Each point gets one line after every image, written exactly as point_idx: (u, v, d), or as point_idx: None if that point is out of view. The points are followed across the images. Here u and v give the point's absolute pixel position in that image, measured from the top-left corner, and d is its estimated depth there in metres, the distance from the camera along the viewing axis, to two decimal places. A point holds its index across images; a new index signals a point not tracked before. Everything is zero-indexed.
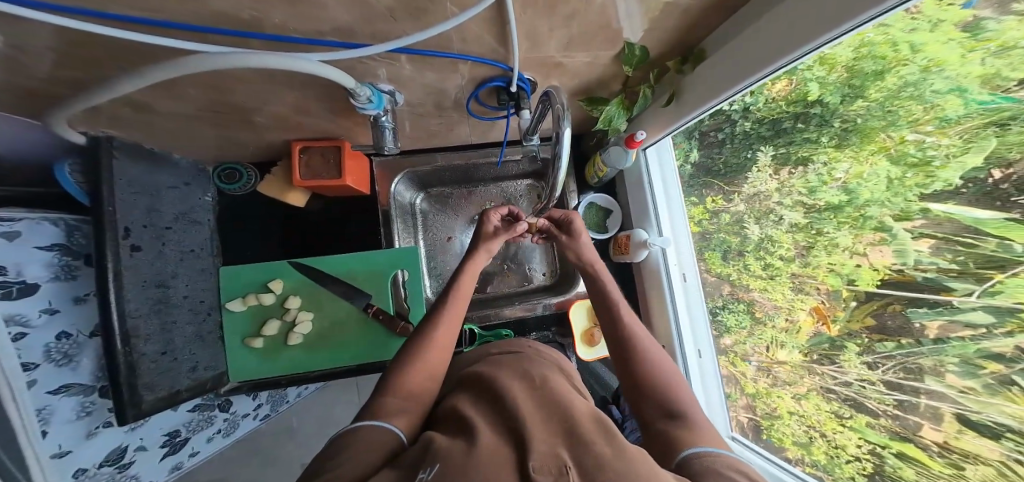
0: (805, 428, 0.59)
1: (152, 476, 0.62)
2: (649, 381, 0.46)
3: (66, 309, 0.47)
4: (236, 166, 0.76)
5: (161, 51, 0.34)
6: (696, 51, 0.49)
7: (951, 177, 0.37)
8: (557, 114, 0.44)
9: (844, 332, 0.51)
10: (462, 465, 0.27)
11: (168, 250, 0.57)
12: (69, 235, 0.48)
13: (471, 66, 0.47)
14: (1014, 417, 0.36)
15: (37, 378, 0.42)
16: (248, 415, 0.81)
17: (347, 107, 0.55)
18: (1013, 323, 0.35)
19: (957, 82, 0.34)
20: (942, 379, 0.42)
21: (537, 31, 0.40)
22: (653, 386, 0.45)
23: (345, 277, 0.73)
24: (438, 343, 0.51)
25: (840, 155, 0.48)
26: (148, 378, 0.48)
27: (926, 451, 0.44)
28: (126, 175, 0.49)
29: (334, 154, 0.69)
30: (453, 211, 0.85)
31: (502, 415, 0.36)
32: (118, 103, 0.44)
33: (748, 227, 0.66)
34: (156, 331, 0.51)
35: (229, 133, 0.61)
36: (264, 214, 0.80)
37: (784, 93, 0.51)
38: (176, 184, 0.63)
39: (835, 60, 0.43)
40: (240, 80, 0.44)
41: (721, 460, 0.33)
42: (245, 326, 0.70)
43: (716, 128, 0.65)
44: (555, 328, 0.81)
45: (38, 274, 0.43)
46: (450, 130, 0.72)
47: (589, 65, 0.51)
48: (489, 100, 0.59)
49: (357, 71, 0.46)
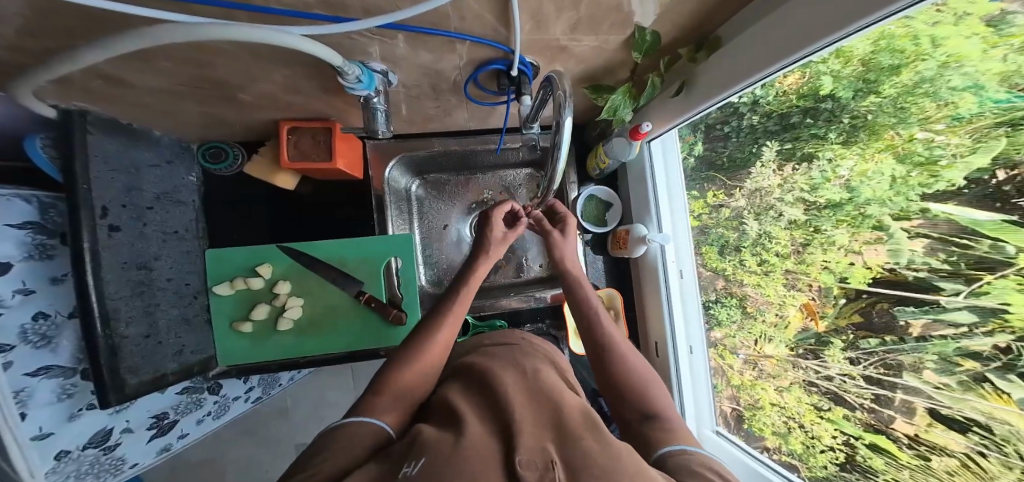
0: (784, 419, 0.60)
1: (139, 457, 0.62)
2: (625, 384, 0.46)
3: (43, 290, 0.45)
4: (223, 144, 0.73)
5: (129, 20, 0.32)
6: (712, 39, 0.46)
7: (954, 178, 0.36)
8: (559, 101, 0.41)
9: (831, 328, 0.51)
10: (448, 460, 0.26)
11: (150, 231, 0.55)
12: (43, 213, 0.46)
13: (470, 47, 0.44)
14: (984, 413, 0.37)
15: (13, 359, 0.41)
16: (239, 397, 0.79)
17: (337, 87, 0.52)
18: (995, 323, 0.35)
19: (975, 78, 0.33)
20: (919, 375, 0.43)
21: (542, 11, 0.37)
22: (629, 388, 0.45)
23: (337, 263, 0.71)
24: (438, 346, 0.49)
25: (847, 152, 0.47)
26: (131, 362, 0.47)
27: (896, 444, 0.46)
28: (103, 151, 0.46)
29: (325, 135, 0.66)
30: (451, 198, 0.82)
31: (491, 410, 0.35)
32: (90, 74, 0.41)
33: (747, 223, 0.64)
34: (139, 314, 0.49)
35: (214, 109, 0.58)
36: (252, 195, 0.77)
37: (796, 87, 0.48)
38: (158, 162, 0.60)
39: (851, 53, 0.39)
40: (220, 55, 0.41)
41: (693, 458, 0.34)
42: (233, 310, 0.69)
43: (723, 122, 0.63)
44: (551, 320, 0.81)
45: (10, 252, 0.42)
46: (447, 115, 0.69)
47: (596, 49, 0.48)
48: (489, 83, 0.57)
49: (346, 48, 0.43)
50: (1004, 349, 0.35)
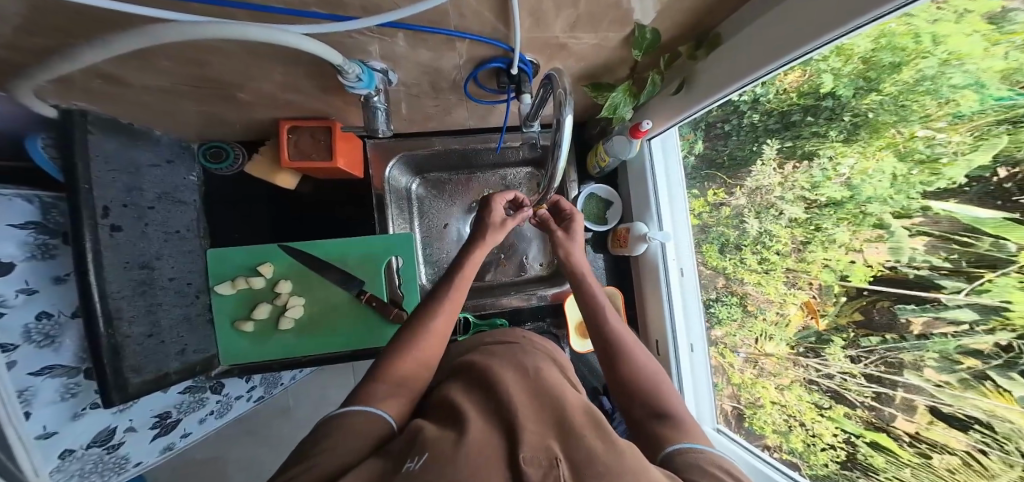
0: (785, 418, 0.60)
1: (143, 455, 0.62)
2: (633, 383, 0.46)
3: (45, 289, 0.45)
4: (223, 144, 0.73)
5: (128, 19, 0.32)
6: (712, 36, 0.46)
7: (956, 175, 0.36)
8: (560, 99, 0.41)
9: (832, 326, 0.51)
10: (450, 457, 0.27)
11: (151, 231, 0.55)
12: (45, 213, 0.46)
13: (470, 45, 0.44)
14: (985, 410, 0.37)
15: (16, 359, 0.42)
16: (241, 396, 0.79)
17: (337, 86, 0.52)
18: (997, 321, 0.35)
19: (977, 76, 0.32)
20: (920, 373, 0.43)
21: (542, 9, 0.37)
22: (636, 387, 0.45)
23: (337, 261, 0.71)
24: (434, 334, 0.49)
25: (848, 150, 0.47)
26: (134, 361, 0.47)
27: (898, 442, 0.46)
28: (103, 152, 0.46)
29: (325, 134, 0.66)
30: (451, 197, 0.82)
31: (493, 407, 0.35)
32: (89, 74, 0.41)
33: (748, 221, 0.64)
34: (142, 313, 0.50)
35: (214, 109, 0.58)
36: (253, 195, 0.77)
37: (796, 85, 0.48)
38: (158, 162, 0.60)
39: (852, 51, 0.39)
40: (220, 54, 0.41)
41: (703, 456, 0.35)
42: (235, 310, 0.69)
43: (723, 120, 0.63)
44: (551, 319, 0.81)
45: (13, 252, 0.42)
46: (447, 114, 0.69)
47: (596, 47, 0.48)
48: (489, 82, 0.57)
49: (346, 47, 0.43)
50: (1006, 346, 0.35)
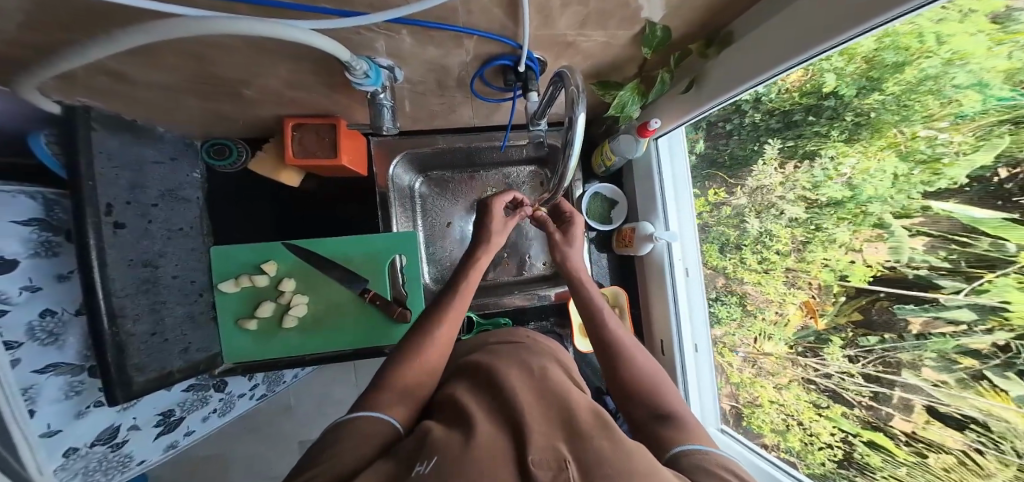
0: (784, 417, 0.61)
1: (147, 453, 0.62)
2: (636, 385, 0.46)
3: (49, 287, 0.45)
4: (227, 141, 0.72)
5: (136, 14, 0.31)
6: (723, 34, 0.46)
7: (957, 175, 0.36)
8: (572, 97, 0.41)
9: (831, 325, 0.51)
10: (460, 459, 0.27)
11: (154, 228, 0.55)
12: (48, 210, 0.46)
13: (477, 42, 0.44)
14: (982, 410, 0.37)
15: (21, 357, 0.41)
16: (243, 395, 0.79)
17: (343, 83, 0.52)
18: (994, 321, 0.35)
19: (980, 76, 0.33)
20: (918, 373, 0.43)
21: (549, 6, 0.37)
22: (640, 388, 0.45)
23: (342, 260, 0.71)
24: (439, 340, 0.49)
25: (849, 150, 0.47)
26: (138, 359, 0.47)
27: (894, 440, 0.46)
28: (107, 148, 0.46)
29: (329, 132, 0.66)
30: (453, 196, 0.82)
31: (499, 408, 0.35)
32: (94, 70, 0.41)
33: (748, 221, 0.64)
34: (146, 311, 0.49)
35: (216, 105, 0.57)
36: (253, 193, 0.77)
37: (798, 84, 0.48)
38: (162, 159, 0.60)
39: (856, 50, 0.39)
40: (224, 50, 0.41)
41: (709, 457, 0.35)
42: (239, 306, 0.69)
43: (725, 119, 0.62)
44: (554, 318, 0.82)
45: (16, 250, 0.41)
46: (451, 112, 0.69)
47: (605, 45, 0.48)
48: (495, 79, 0.57)
49: (352, 43, 0.43)
50: (1002, 347, 0.35)
